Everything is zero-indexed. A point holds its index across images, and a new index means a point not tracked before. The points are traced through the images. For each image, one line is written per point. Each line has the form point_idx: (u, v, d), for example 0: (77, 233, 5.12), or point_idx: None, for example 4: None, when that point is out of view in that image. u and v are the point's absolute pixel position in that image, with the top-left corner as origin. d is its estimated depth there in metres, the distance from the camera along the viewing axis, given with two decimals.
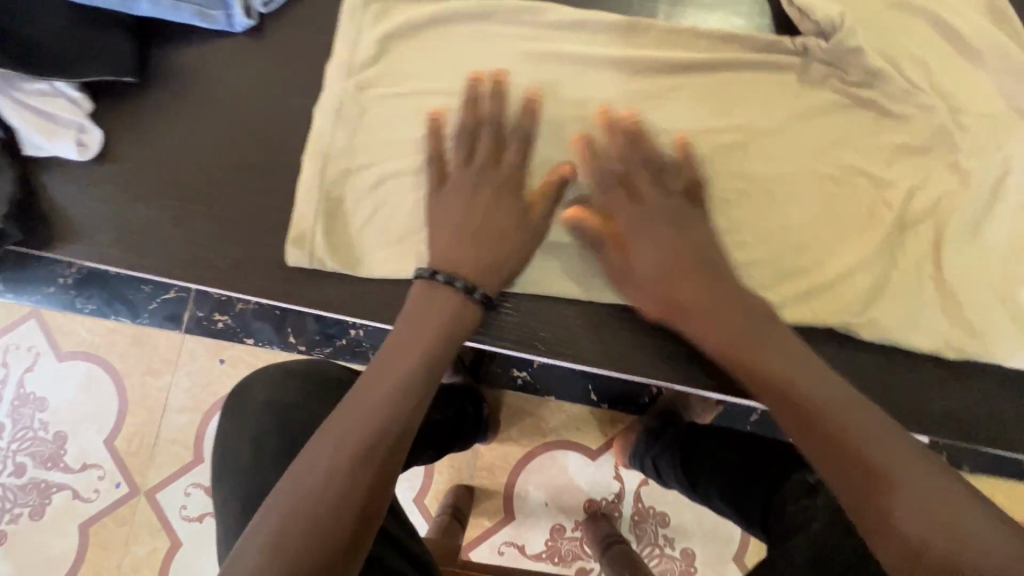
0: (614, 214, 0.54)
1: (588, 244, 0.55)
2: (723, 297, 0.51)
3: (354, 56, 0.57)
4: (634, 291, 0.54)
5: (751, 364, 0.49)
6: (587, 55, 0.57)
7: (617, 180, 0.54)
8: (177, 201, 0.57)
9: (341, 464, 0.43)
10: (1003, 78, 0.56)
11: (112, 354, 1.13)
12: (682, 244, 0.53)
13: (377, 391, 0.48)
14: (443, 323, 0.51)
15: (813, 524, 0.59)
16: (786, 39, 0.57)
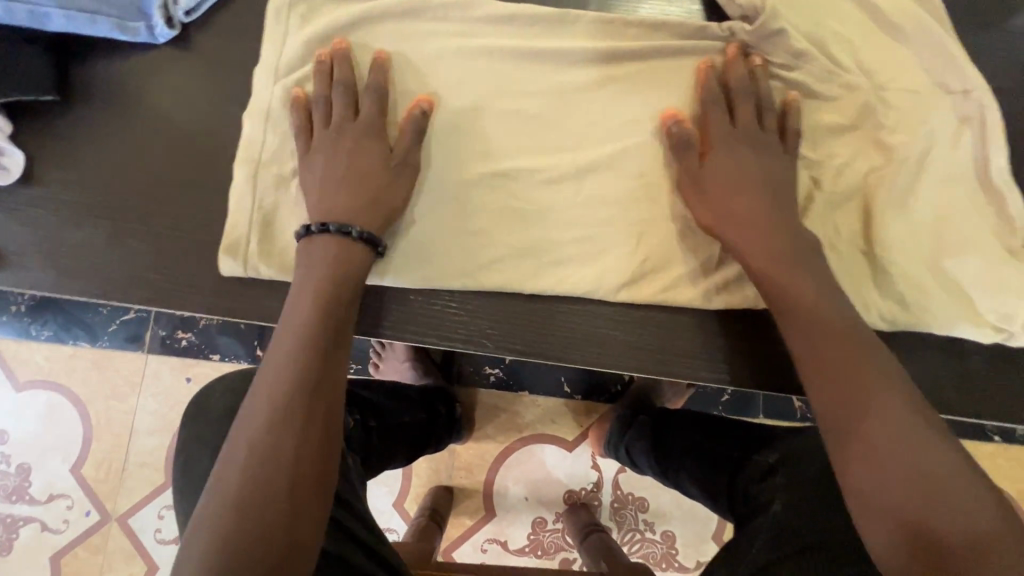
0: (710, 125, 0.56)
1: (677, 142, 0.56)
2: (777, 219, 0.53)
3: (285, 62, 0.57)
4: (699, 196, 0.55)
5: (786, 282, 0.50)
6: (521, 50, 0.58)
7: (722, 99, 0.57)
8: (111, 220, 0.56)
9: (261, 436, 0.43)
10: (921, 53, 0.58)
11: (72, 380, 1.10)
12: (759, 171, 0.54)
13: (286, 354, 0.47)
14: (333, 271, 0.51)
15: (772, 506, 0.60)
16: (714, 25, 0.58)
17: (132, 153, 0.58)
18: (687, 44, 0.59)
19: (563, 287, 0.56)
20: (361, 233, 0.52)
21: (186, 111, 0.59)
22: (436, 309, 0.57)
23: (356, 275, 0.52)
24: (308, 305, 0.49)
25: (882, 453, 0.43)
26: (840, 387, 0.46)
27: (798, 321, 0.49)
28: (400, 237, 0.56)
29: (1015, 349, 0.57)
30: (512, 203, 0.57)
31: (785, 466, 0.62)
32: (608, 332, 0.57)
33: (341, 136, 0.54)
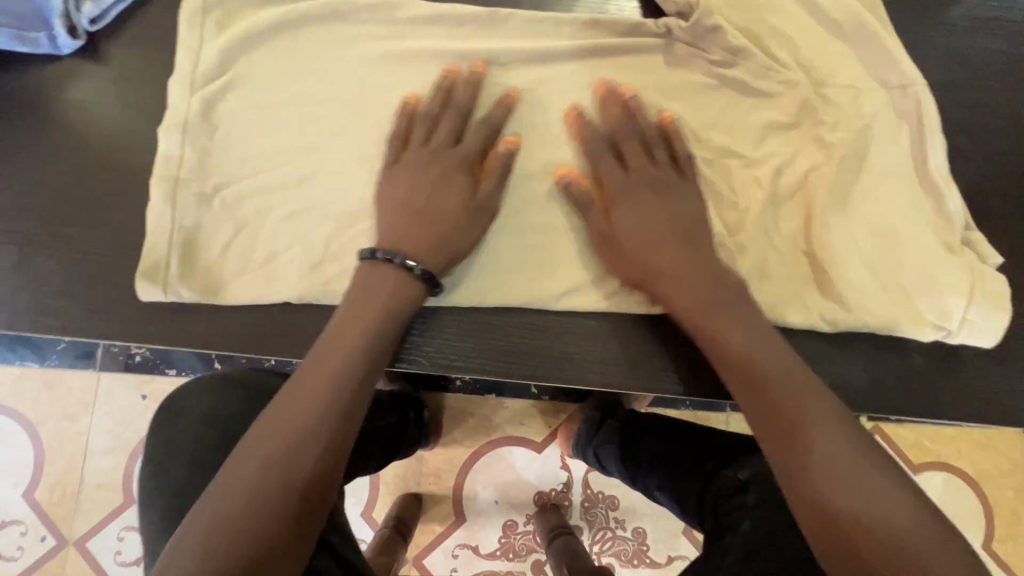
0: (605, 177, 0.54)
1: (578, 203, 0.54)
2: (696, 263, 0.51)
3: (199, 70, 0.54)
4: (613, 255, 0.53)
5: (716, 331, 0.49)
6: (451, 53, 0.56)
7: (608, 147, 0.54)
8: (21, 244, 0.53)
9: (271, 464, 0.42)
10: (860, 47, 0.57)
11: (20, 402, 1.06)
12: (666, 216, 0.52)
13: (320, 372, 0.46)
14: (389, 304, 0.49)
15: (743, 524, 0.57)
16: (649, 21, 0.56)
17: (42, 172, 0.54)
18: (623, 42, 0.56)
19: (493, 298, 0.54)
20: (423, 271, 0.50)
21: (101, 125, 0.55)
22: (439, 329, 0.55)
23: (408, 306, 0.50)
24: (353, 325, 0.48)
25: (829, 485, 0.42)
26: (771, 421, 0.46)
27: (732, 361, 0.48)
28: (330, 253, 0.53)
29: (956, 346, 0.57)
30: None
31: (756, 483, 0.60)
32: (546, 343, 0.55)
33: (423, 176, 0.52)
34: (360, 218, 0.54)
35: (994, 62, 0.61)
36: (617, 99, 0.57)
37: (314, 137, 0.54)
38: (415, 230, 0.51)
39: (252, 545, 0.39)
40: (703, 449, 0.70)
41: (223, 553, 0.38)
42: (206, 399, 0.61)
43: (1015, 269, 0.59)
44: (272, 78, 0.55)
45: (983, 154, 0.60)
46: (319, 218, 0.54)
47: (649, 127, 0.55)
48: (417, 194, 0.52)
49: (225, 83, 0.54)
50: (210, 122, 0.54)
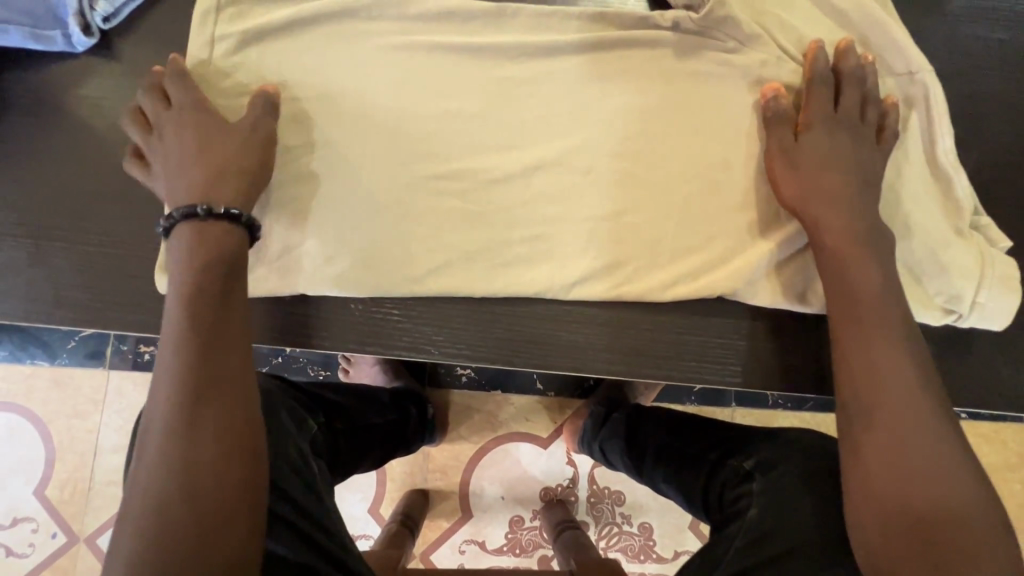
0: (809, 106, 0.56)
1: (772, 117, 0.56)
2: (853, 202, 0.53)
3: (214, 66, 0.55)
4: (786, 169, 0.55)
5: (845, 264, 0.51)
6: (461, 46, 0.57)
7: (830, 82, 0.56)
8: (38, 238, 0.54)
9: (166, 442, 0.42)
10: (865, 37, 0.58)
11: (32, 400, 1.07)
12: (851, 157, 0.54)
13: (176, 365, 0.44)
14: (207, 254, 0.48)
15: (749, 511, 0.57)
16: (655, 14, 0.57)
17: (61, 168, 0.55)
18: (630, 34, 0.57)
19: (507, 288, 0.55)
20: (210, 209, 0.49)
21: (116, 122, 0.56)
22: (389, 318, 0.55)
23: (228, 256, 0.48)
24: (182, 303, 0.46)
25: (905, 444, 0.45)
26: (869, 380, 0.48)
27: (851, 304, 0.50)
28: (344, 245, 0.54)
29: (965, 330, 0.57)
30: (451, 209, 0.55)
31: (761, 473, 0.59)
32: (556, 332, 0.56)
33: (189, 126, 0.51)
34: (369, 211, 0.55)
35: (1002, 52, 0.62)
36: (624, 92, 0.58)
37: (325, 131, 0.55)
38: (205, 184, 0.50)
39: (190, 530, 0.40)
40: (707, 442, 0.69)
41: (158, 531, 0.39)
42: None
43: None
44: (285, 72, 0.56)
45: (991, 141, 0.61)
46: (328, 210, 0.55)
47: (870, 79, 0.56)
48: (188, 146, 0.51)
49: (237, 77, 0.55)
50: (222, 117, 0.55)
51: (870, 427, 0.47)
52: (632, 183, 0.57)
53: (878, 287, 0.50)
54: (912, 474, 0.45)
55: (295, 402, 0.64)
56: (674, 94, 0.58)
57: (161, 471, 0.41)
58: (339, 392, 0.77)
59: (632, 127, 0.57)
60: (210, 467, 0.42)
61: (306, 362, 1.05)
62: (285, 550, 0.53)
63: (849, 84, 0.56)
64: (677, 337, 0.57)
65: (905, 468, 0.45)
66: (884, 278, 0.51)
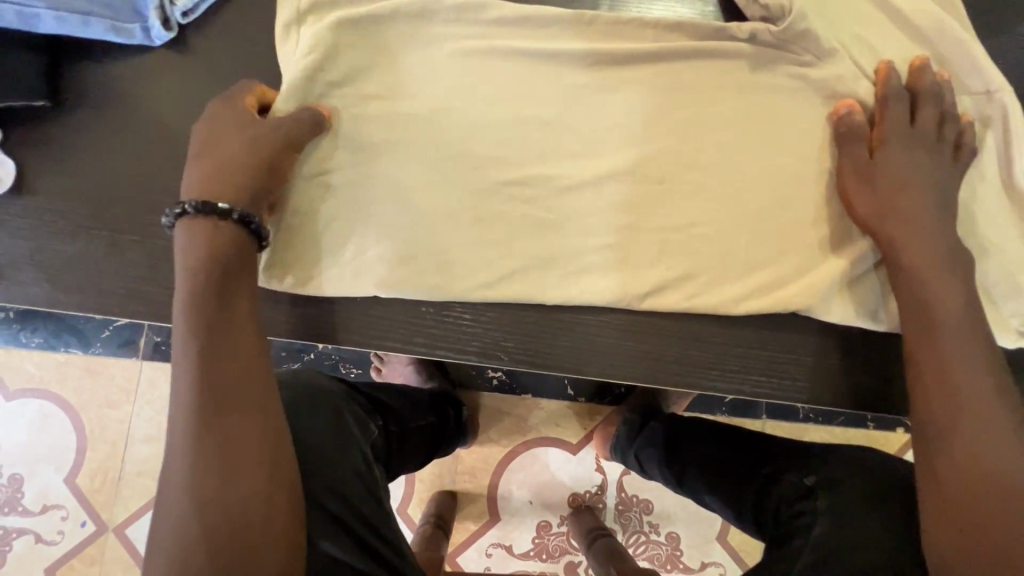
0: (885, 122, 0.55)
1: (846, 133, 0.56)
2: (934, 222, 0.52)
3: (290, 62, 0.54)
4: (862, 186, 0.54)
5: (924, 282, 0.51)
6: (536, 51, 0.56)
7: (906, 100, 0.55)
8: (110, 230, 0.54)
9: (187, 445, 0.42)
10: (945, 54, 0.57)
11: (65, 388, 1.07)
12: (929, 174, 0.53)
13: (188, 369, 0.43)
14: (209, 254, 0.46)
15: (815, 527, 0.56)
16: (733, 25, 0.57)
17: (134, 162, 0.55)
18: (706, 45, 0.57)
19: (578, 296, 0.55)
20: (212, 205, 0.47)
21: (190, 117, 0.57)
22: (462, 322, 0.55)
23: (229, 254, 0.47)
24: (189, 305, 0.45)
25: (986, 462, 0.45)
26: (949, 397, 0.48)
27: (928, 321, 0.50)
28: (419, 250, 0.54)
29: None
30: (524, 217, 0.55)
31: (826, 490, 0.59)
32: (624, 343, 0.56)
33: (227, 117, 0.50)
34: (441, 217, 0.55)
35: None
36: (697, 105, 0.57)
37: (400, 132, 0.55)
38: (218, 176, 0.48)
39: (224, 527, 0.41)
40: (760, 456, 0.69)
41: (192, 530, 0.40)
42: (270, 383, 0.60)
43: None
44: (361, 72, 0.55)
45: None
46: (403, 213, 0.55)
47: (948, 96, 0.55)
48: (215, 132, 0.50)
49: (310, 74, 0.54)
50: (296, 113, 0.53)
51: (949, 445, 0.47)
52: (702, 195, 0.56)
53: (954, 306, 0.50)
54: (994, 493, 0.44)
55: (356, 404, 0.65)
56: (747, 107, 0.58)
57: (184, 475, 0.41)
58: (385, 392, 0.77)
59: (704, 140, 0.57)
60: (233, 471, 0.42)
61: (340, 359, 1.04)
62: (336, 551, 0.52)
63: (926, 100, 0.55)
64: (745, 352, 0.57)
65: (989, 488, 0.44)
66: (965, 296, 0.50)
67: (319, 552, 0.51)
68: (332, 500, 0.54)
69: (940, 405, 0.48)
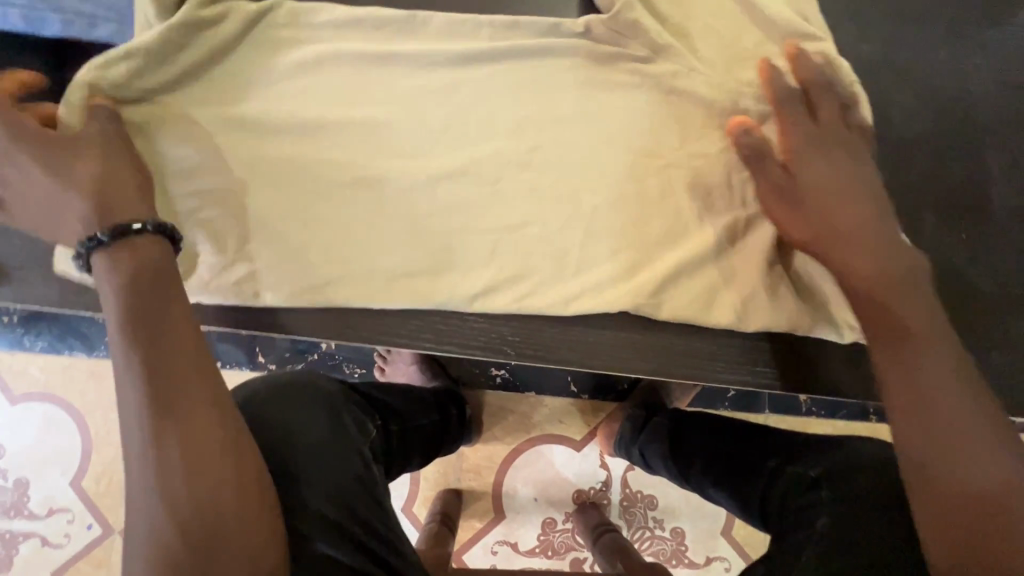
0: (785, 132, 0.57)
1: (755, 149, 0.56)
2: (872, 233, 0.52)
3: (310, 70, 0.60)
4: (784, 205, 0.56)
5: (876, 293, 0.50)
6: (534, 56, 0.61)
7: (801, 99, 0.57)
8: None
9: (141, 454, 0.42)
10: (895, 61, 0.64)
11: (70, 391, 1.07)
12: (848, 180, 0.54)
13: (128, 380, 0.43)
14: (133, 267, 0.46)
15: (820, 521, 0.57)
16: (712, 34, 0.62)
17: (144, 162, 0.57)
18: (690, 51, 0.62)
19: (566, 303, 0.57)
20: (132, 224, 0.47)
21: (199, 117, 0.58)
22: (471, 321, 0.58)
23: (152, 264, 0.47)
24: (121, 318, 0.45)
25: (970, 475, 0.43)
26: (926, 411, 0.46)
27: (886, 338, 0.49)
28: (431, 245, 0.58)
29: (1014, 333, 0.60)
30: (519, 219, 0.58)
31: (828, 482, 0.59)
32: (628, 336, 0.59)
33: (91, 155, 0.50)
34: (448, 216, 0.58)
35: None
36: (687, 108, 0.61)
37: (408, 134, 0.60)
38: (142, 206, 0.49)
39: (195, 525, 0.41)
40: (762, 448, 0.70)
41: (166, 531, 0.41)
42: (269, 381, 0.60)
43: None
44: (373, 80, 0.60)
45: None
46: (412, 212, 0.58)
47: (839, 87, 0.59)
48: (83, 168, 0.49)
49: (165, 84, 0.57)
50: (320, 125, 0.59)
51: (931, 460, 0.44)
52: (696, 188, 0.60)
53: (914, 310, 0.49)
54: (981, 507, 0.42)
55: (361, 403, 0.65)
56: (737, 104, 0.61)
57: (146, 483, 0.41)
58: (388, 393, 0.77)
59: (692, 139, 0.61)
60: (196, 476, 0.42)
61: (344, 359, 1.03)
62: (333, 553, 0.52)
63: (822, 97, 0.57)
64: (741, 346, 0.59)
65: (959, 494, 0.43)
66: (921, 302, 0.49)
67: (314, 550, 0.52)
68: (324, 502, 0.54)
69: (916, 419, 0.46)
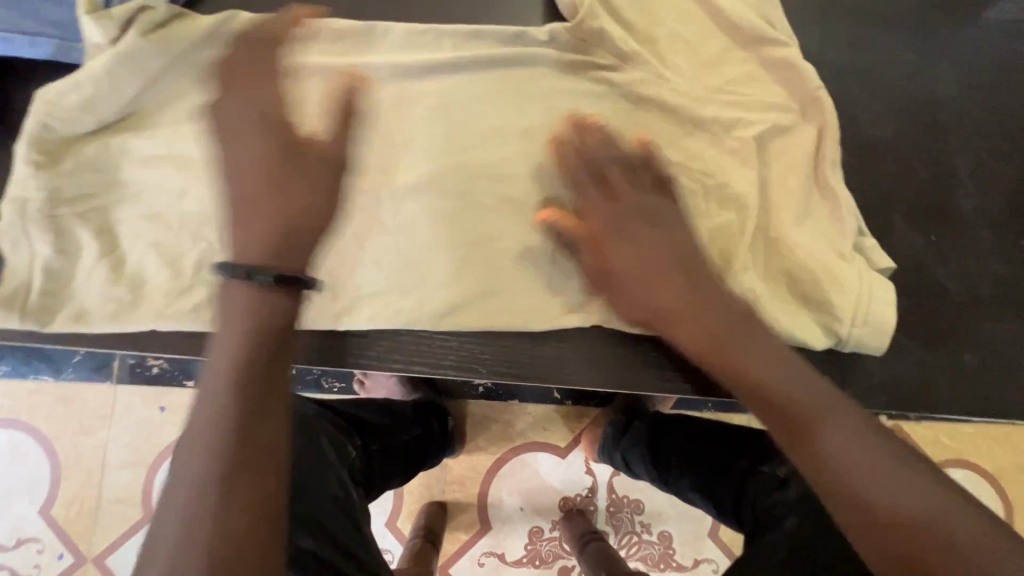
0: (589, 212, 0.55)
1: (567, 244, 0.57)
2: (704, 296, 0.52)
3: None
4: (619, 293, 0.54)
5: (730, 366, 0.49)
6: (498, 61, 0.60)
7: (580, 165, 0.56)
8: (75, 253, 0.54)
9: (190, 508, 0.39)
10: (861, 59, 0.64)
11: (36, 416, 1.02)
12: (671, 244, 0.53)
13: (205, 427, 0.41)
14: (249, 319, 0.45)
15: (788, 520, 0.57)
16: (678, 38, 0.62)
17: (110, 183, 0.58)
18: (656, 56, 0.62)
19: (530, 317, 0.57)
20: (263, 279, 0.46)
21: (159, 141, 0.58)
22: (439, 339, 0.58)
23: (270, 319, 0.46)
24: (226, 366, 0.43)
25: (906, 534, 0.40)
26: (826, 479, 0.43)
27: (751, 398, 0.48)
28: (399, 261, 0.57)
29: (983, 331, 0.61)
30: (484, 234, 0.57)
31: (799, 481, 0.60)
32: (600, 349, 0.59)
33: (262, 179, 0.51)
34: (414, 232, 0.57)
35: (1009, 65, 0.65)
36: (655, 115, 0.61)
37: (371, 150, 0.59)
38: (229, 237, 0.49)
39: None
40: (735, 449, 0.70)
41: None
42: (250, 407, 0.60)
43: None
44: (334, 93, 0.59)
45: (1004, 152, 0.64)
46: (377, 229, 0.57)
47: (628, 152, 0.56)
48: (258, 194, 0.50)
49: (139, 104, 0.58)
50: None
51: (861, 530, 0.41)
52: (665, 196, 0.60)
53: (778, 369, 0.48)
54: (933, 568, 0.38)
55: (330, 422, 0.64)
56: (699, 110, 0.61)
57: (179, 546, 0.38)
58: (364, 409, 0.76)
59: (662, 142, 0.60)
60: (223, 558, 0.38)
61: (321, 373, 1.00)
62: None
63: (602, 159, 0.55)
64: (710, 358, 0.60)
65: (890, 536, 0.40)
66: (773, 360, 0.48)
67: None
68: (302, 534, 0.52)
69: (828, 489, 0.43)
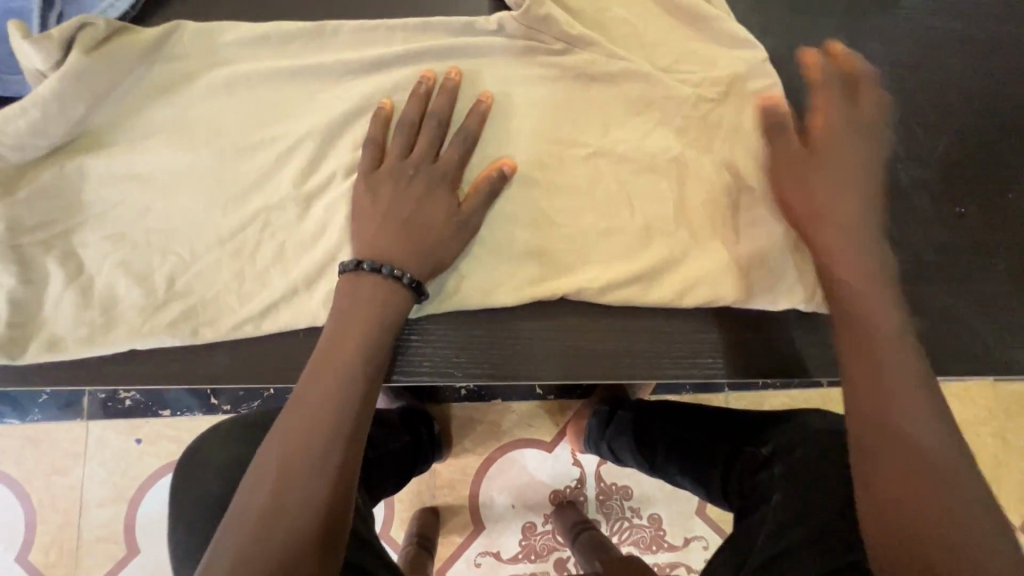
0: (823, 114, 0.59)
1: (780, 128, 0.60)
2: (857, 217, 0.56)
3: (223, 90, 0.59)
4: (793, 190, 0.58)
5: (847, 276, 0.54)
6: (448, 51, 0.61)
7: (849, 83, 0.60)
8: None
9: (295, 446, 0.46)
10: (795, 37, 0.67)
11: (4, 461, 0.98)
12: (848, 169, 0.56)
13: (320, 388, 0.48)
14: (378, 312, 0.52)
15: (774, 495, 0.59)
16: (622, 23, 0.64)
17: (68, 203, 0.56)
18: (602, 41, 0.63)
19: (497, 300, 0.59)
20: (411, 280, 0.53)
21: (114, 155, 0.57)
22: (412, 345, 0.59)
23: (398, 314, 0.53)
24: (352, 346, 0.51)
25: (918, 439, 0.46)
26: (874, 384, 0.49)
27: (847, 308, 0.53)
28: None
29: (929, 290, 0.64)
30: None
31: (779, 457, 0.62)
32: (573, 342, 0.61)
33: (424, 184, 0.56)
34: None
35: (934, 35, 0.69)
36: (606, 102, 0.63)
37: (331, 150, 0.59)
38: (404, 239, 0.54)
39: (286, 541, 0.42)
40: (718, 430, 0.72)
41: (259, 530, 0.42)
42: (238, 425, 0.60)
43: (976, 220, 0.66)
44: (288, 97, 0.60)
45: (935, 119, 0.68)
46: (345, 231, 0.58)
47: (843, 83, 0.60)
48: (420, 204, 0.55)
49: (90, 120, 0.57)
50: (244, 155, 0.58)
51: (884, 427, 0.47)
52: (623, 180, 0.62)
53: (869, 294, 0.53)
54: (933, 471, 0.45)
55: None
56: (647, 96, 0.63)
57: (274, 478, 0.44)
58: None
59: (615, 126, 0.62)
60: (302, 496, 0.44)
61: None
62: None
63: (863, 84, 0.60)
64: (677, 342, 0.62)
65: (909, 439, 0.46)
66: (879, 288, 0.53)
67: None
68: None
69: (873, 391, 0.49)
